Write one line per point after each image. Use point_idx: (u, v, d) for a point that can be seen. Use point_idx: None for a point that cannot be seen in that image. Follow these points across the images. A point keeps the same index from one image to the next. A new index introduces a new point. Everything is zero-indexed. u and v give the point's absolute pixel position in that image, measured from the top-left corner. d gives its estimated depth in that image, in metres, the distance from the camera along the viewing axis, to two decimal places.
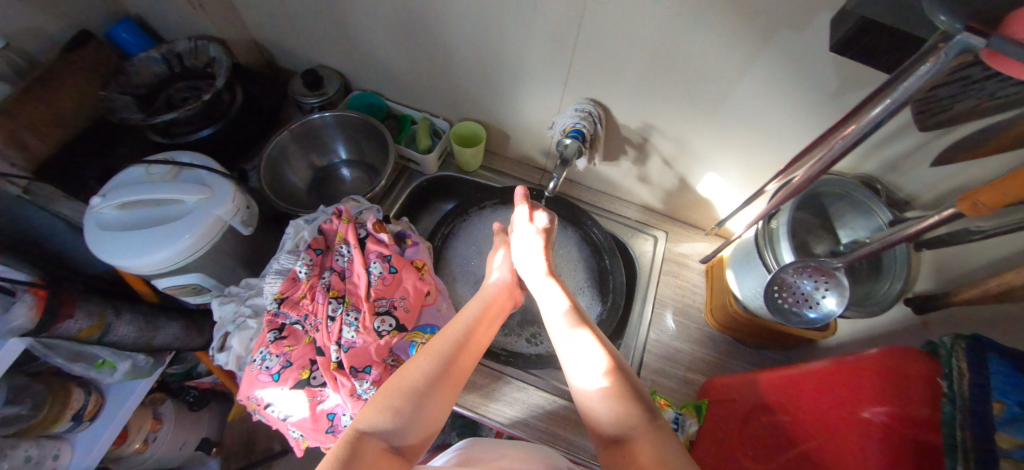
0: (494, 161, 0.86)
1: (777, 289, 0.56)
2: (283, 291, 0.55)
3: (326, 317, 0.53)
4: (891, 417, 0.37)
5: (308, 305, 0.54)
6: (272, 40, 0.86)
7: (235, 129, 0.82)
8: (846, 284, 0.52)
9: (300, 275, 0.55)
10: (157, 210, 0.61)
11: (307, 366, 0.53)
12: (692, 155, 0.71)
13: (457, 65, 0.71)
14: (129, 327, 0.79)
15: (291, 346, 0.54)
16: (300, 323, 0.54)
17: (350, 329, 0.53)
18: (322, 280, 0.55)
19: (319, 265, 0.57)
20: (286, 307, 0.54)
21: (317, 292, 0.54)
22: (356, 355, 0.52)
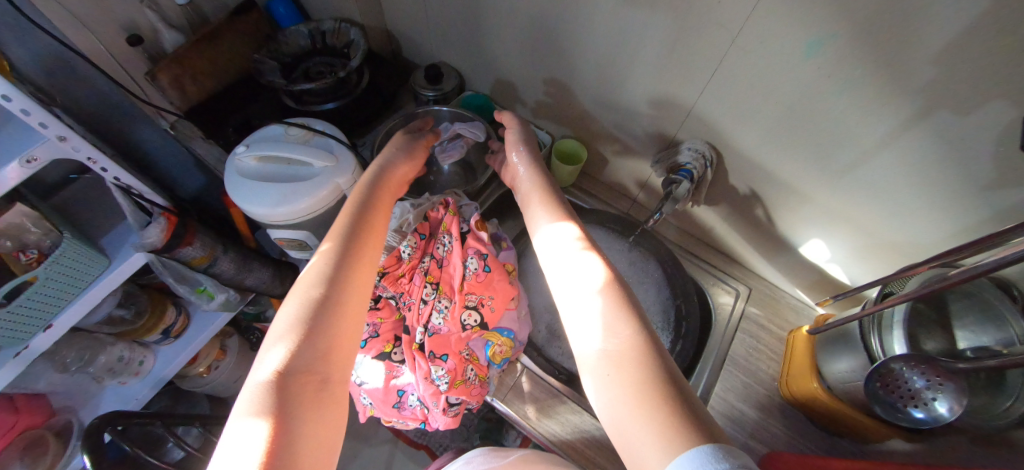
0: (585, 182, 0.87)
1: (879, 378, 0.52)
2: (385, 266, 0.58)
3: (420, 299, 0.57)
4: None
5: (405, 285, 0.58)
6: (404, 32, 0.93)
7: (356, 106, 0.89)
8: (967, 389, 0.46)
9: (404, 254, 0.58)
10: (287, 167, 0.67)
11: (391, 341, 0.57)
12: (801, 216, 0.68)
13: (576, 83, 0.73)
14: (231, 263, 0.87)
15: (382, 318, 0.57)
16: (395, 299, 0.58)
17: (439, 315, 0.57)
18: (422, 264, 0.59)
19: (421, 249, 0.60)
20: (386, 282, 0.57)
21: (415, 274, 0.58)
22: (439, 341, 0.56)
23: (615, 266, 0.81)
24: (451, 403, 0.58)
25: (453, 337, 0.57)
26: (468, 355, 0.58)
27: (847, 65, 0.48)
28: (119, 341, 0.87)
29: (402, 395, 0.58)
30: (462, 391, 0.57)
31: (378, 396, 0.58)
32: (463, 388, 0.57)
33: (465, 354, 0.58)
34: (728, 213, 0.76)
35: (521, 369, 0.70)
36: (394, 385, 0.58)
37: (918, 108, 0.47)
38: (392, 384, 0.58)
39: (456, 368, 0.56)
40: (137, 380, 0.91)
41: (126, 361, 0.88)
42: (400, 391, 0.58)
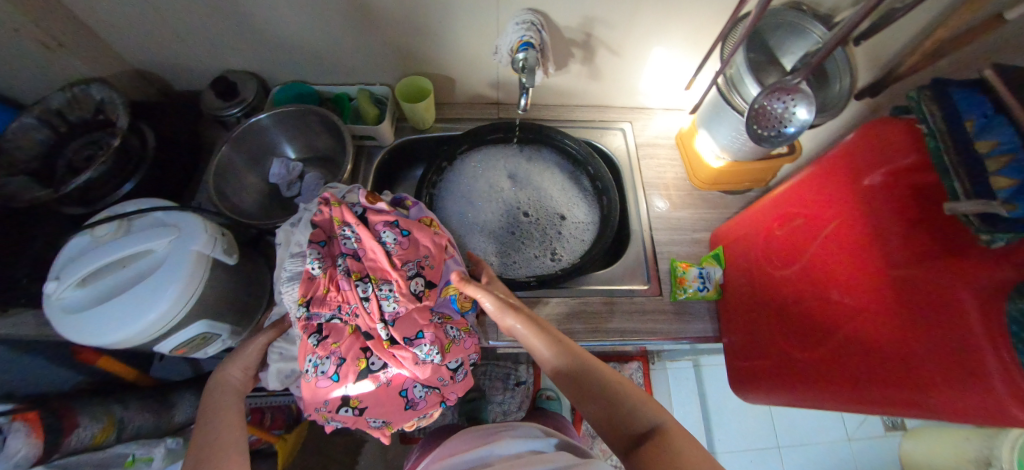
0: (447, 111, 0.83)
1: (755, 121, 0.59)
2: (305, 294, 0.52)
3: (359, 300, 0.52)
4: (888, 175, 0.45)
5: (337, 297, 0.53)
6: (157, 60, 0.75)
7: (163, 170, 0.74)
8: (811, 92, 0.55)
9: (315, 271, 0.53)
10: (125, 270, 0.55)
11: (361, 356, 0.54)
12: (636, 37, 0.71)
13: (378, 18, 0.66)
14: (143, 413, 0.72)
15: (337, 342, 0.53)
16: (337, 317, 0.54)
17: (390, 301, 0.53)
18: (340, 267, 0.53)
19: (329, 257, 0.55)
20: (316, 307, 0.52)
21: (340, 281, 0.52)
22: (403, 326, 0.53)
23: (518, 164, 0.82)
24: (451, 364, 0.59)
25: (414, 313, 0.54)
26: (440, 316, 0.58)
27: None
28: None
29: (406, 394, 0.58)
30: (455, 351, 0.58)
31: (385, 409, 0.57)
32: (456, 347, 0.58)
33: (436, 318, 0.57)
34: (580, 68, 0.78)
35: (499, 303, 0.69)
36: (393, 391, 0.57)
37: None
38: (392, 390, 0.57)
39: (433, 336, 0.55)
40: None
41: None
42: (404, 390, 0.58)
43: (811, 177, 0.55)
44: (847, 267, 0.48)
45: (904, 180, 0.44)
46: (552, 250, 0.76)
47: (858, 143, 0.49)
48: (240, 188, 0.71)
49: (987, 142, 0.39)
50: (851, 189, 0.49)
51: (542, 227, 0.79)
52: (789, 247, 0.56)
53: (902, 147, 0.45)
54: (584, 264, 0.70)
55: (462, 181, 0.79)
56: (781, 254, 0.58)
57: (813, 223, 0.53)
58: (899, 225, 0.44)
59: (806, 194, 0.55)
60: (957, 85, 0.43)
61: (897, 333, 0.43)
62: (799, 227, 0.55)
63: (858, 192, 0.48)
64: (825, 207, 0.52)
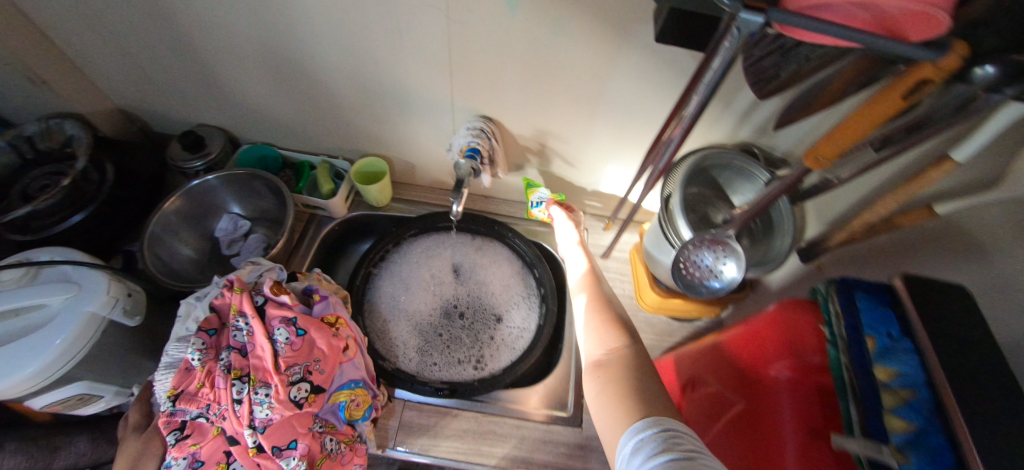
0: (405, 192, 0.84)
1: (683, 265, 0.58)
2: (176, 386, 0.49)
3: (230, 402, 0.49)
4: (795, 371, 0.43)
5: (209, 395, 0.49)
6: (138, 105, 0.79)
7: (112, 207, 0.74)
8: (739, 249, 0.54)
9: (193, 363, 0.49)
10: (15, 321, 0.52)
11: (222, 460, 0.50)
12: (590, 151, 0.73)
13: (342, 102, 0.69)
14: (15, 458, 0.66)
15: (197, 444, 0.49)
16: (204, 415, 0.50)
17: (263, 407, 0.49)
18: (221, 361, 0.51)
19: (215, 347, 0.52)
20: (183, 403, 0.48)
21: (216, 378, 0.50)
22: (275, 436, 0.50)
23: (462, 259, 0.80)
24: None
25: (291, 420, 0.51)
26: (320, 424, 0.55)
27: (542, 10, 0.51)
28: None
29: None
30: (327, 468, 0.53)
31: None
32: (328, 465, 0.53)
33: (317, 428, 0.54)
34: (537, 173, 0.79)
35: (405, 409, 0.65)
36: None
37: (616, 27, 0.52)
38: None
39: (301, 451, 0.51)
40: None
41: None
42: None
43: (731, 342, 0.53)
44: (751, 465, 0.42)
45: (809, 380, 0.42)
46: (478, 360, 0.72)
47: (774, 326, 0.47)
48: (179, 241, 0.71)
49: (884, 369, 0.35)
50: (761, 375, 0.46)
51: (474, 327, 0.75)
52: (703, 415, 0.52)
53: (812, 344, 0.44)
54: (506, 377, 0.67)
55: (401, 268, 0.77)
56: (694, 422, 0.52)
57: (730, 398, 0.49)
58: (798, 433, 0.39)
59: (727, 363, 0.51)
60: (865, 288, 0.40)
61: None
62: (717, 400, 0.50)
63: (766, 381, 0.45)
64: (740, 385, 0.48)
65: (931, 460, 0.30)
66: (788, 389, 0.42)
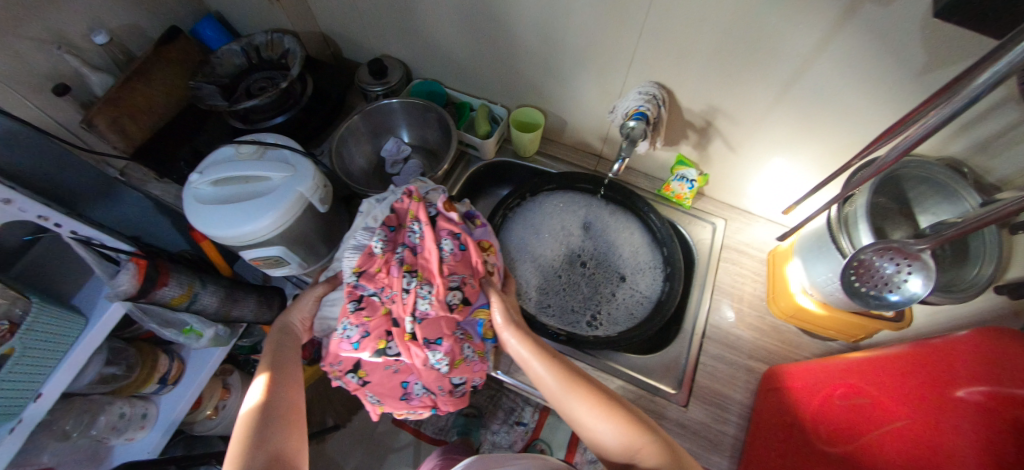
0: (550, 148, 0.87)
1: (854, 272, 0.54)
2: (361, 265, 0.57)
3: (401, 289, 0.56)
4: (988, 396, 0.37)
5: (384, 279, 0.57)
6: (337, 31, 0.91)
7: (307, 115, 0.87)
8: (933, 266, 0.47)
9: (376, 249, 0.58)
10: (245, 185, 0.66)
11: (383, 337, 0.57)
12: (757, 138, 0.68)
13: (519, 49, 0.72)
14: (212, 296, 0.84)
15: (369, 316, 0.57)
16: (377, 295, 0.58)
17: (425, 301, 0.56)
18: (398, 254, 0.58)
19: (393, 241, 0.60)
20: (364, 279, 0.57)
21: (392, 266, 0.57)
22: (428, 328, 0.56)
23: (594, 221, 0.82)
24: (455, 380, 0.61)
25: (442, 320, 0.57)
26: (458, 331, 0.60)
27: None
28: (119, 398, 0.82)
29: (407, 386, 0.62)
30: (463, 369, 0.60)
31: (384, 391, 0.61)
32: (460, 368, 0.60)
33: (459, 334, 0.60)
34: (691, 152, 0.76)
35: None
36: (397, 379, 0.62)
37: (845, 3, 0.47)
38: (396, 377, 0.62)
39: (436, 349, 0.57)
40: (144, 434, 0.85)
41: (129, 417, 0.83)
42: (405, 383, 0.62)
43: (906, 357, 0.48)
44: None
45: (1003, 409, 0.36)
46: (594, 316, 0.75)
47: (976, 350, 0.41)
48: (355, 152, 0.82)
49: None
50: (939, 396, 0.41)
51: (592, 285, 0.78)
52: (847, 419, 0.49)
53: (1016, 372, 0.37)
54: (623, 339, 0.68)
55: (534, 215, 0.81)
56: (831, 430, 0.49)
57: (882, 410, 0.45)
58: (975, 460, 0.35)
59: (892, 378, 0.47)
60: None
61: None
62: (862, 408, 0.47)
63: (945, 401, 0.40)
64: (906, 402, 0.43)
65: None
66: (973, 411, 0.37)
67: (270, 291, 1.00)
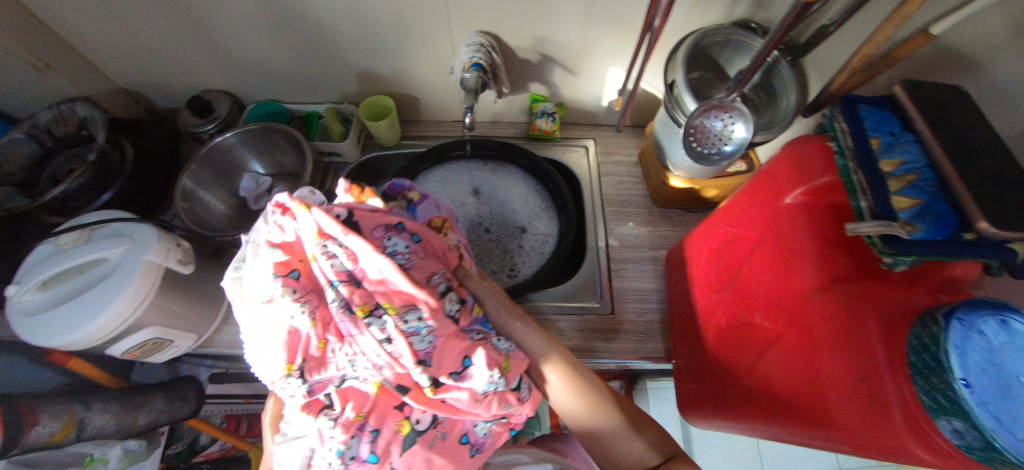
0: (414, 129, 0.86)
1: (694, 138, 0.59)
2: (291, 358, 0.38)
3: (379, 345, 0.39)
4: (808, 194, 0.44)
5: (341, 348, 0.39)
6: (138, 81, 0.80)
7: (139, 183, 0.77)
8: (746, 110, 0.54)
9: (300, 322, 0.38)
10: (81, 278, 0.58)
11: (401, 417, 0.44)
12: (588, 55, 0.72)
13: (338, 40, 0.69)
14: (105, 414, 0.73)
15: (362, 413, 0.42)
16: (352, 378, 0.42)
17: (421, 335, 0.41)
18: (335, 303, 0.39)
19: (312, 292, 0.40)
20: (314, 372, 0.39)
21: (342, 326, 0.39)
22: (445, 363, 0.43)
23: (480, 184, 0.83)
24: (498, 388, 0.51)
25: (454, 341, 0.44)
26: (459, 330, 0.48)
27: None
28: None
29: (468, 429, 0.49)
30: (514, 369, 0.49)
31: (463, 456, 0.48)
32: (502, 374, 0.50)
33: (478, 336, 0.49)
34: (540, 88, 0.80)
35: None
36: (454, 440, 0.48)
37: None
38: (454, 437, 0.48)
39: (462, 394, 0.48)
40: None
41: None
42: (464, 435, 0.49)
43: (741, 193, 0.54)
44: (771, 288, 0.47)
45: (822, 200, 0.43)
46: (510, 269, 0.77)
47: (783, 160, 0.48)
48: (208, 201, 0.75)
49: (890, 161, 0.38)
50: (774, 209, 0.47)
51: (499, 241, 0.80)
52: (727, 263, 0.55)
53: (820, 166, 0.44)
54: (540, 276, 0.71)
55: None
56: (718, 274, 0.57)
57: (742, 241, 0.52)
58: (815, 245, 0.43)
59: (735, 211, 0.54)
60: (866, 101, 0.43)
61: (805, 353, 0.41)
62: (731, 244, 0.54)
63: (779, 210, 0.47)
64: (753, 224, 0.50)
65: (939, 224, 0.34)
66: (803, 212, 0.44)
67: (182, 382, 0.90)
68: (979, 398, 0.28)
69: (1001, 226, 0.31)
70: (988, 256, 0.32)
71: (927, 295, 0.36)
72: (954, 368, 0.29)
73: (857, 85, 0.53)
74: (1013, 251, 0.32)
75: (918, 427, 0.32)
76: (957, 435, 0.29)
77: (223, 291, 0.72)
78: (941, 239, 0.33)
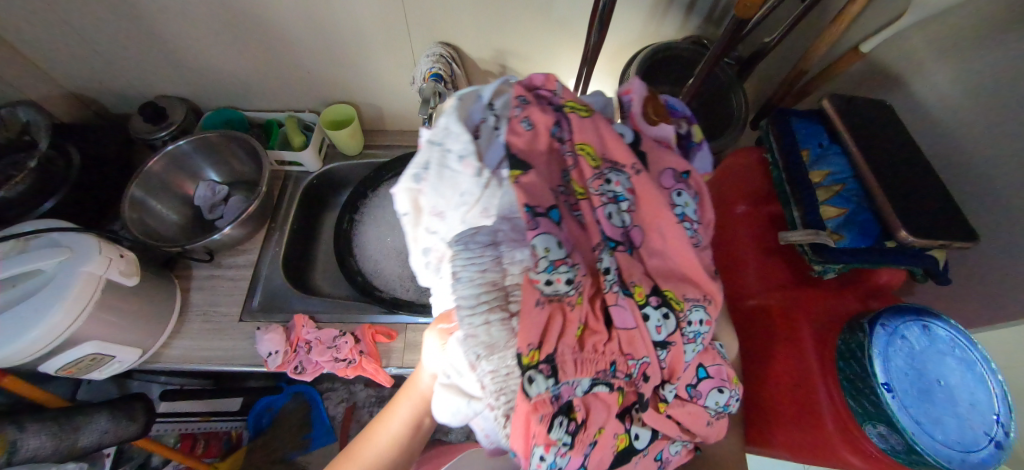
0: (378, 138, 0.86)
1: None
2: (532, 346, 0.24)
3: (654, 349, 0.29)
4: (749, 207, 0.45)
5: (607, 342, 0.28)
6: (89, 86, 0.78)
7: (85, 190, 0.74)
8: None
9: (562, 284, 0.26)
10: (9, 292, 0.54)
11: (622, 433, 0.30)
12: (549, 67, 0.73)
13: (297, 48, 0.69)
14: (41, 437, 0.68)
15: (597, 429, 0.28)
16: (605, 380, 0.28)
17: (695, 346, 0.31)
18: (608, 269, 0.29)
19: (572, 246, 0.28)
20: (579, 371, 0.26)
21: (617, 307, 0.28)
22: (683, 375, 0.32)
23: None
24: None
25: (707, 354, 0.33)
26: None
27: None
28: None
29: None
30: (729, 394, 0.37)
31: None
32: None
33: (718, 346, 0.35)
34: None
35: (407, 331, 0.69)
36: None
37: None
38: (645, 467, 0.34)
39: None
40: None
41: None
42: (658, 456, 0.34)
43: None
44: (720, 294, 0.47)
45: (762, 212, 0.44)
46: None
47: (726, 173, 0.49)
48: (160, 211, 0.72)
49: (818, 173, 0.39)
50: (719, 221, 0.48)
51: None
52: None
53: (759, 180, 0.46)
54: None
55: (382, 208, 0.80)
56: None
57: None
58: (755, 252, 0.44)
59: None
60: (798, 115, 0.44)
61: (748, 359, 0.42)
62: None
63: (724, 222, 0.48)
64: (704, 232, 0.51)
65: (862, 234, 0.35)
66: (745, 223, 0.45)
67: (130, 400, 0.85)
68: (899, 401, 0.28)
69: (918, 235, 0.32)
70: (905, 263, 0.33)
71: (857, 301, 0.37)
72: (877, 373, 0.28)
73: (796, 99, 0.55)
74: (930, 257, 0.33)
75: (849, 434, 0.32)
76: (883, 439, 0.29)
77: (172, 303, 0.69)
78: (864, 246, 0.35)
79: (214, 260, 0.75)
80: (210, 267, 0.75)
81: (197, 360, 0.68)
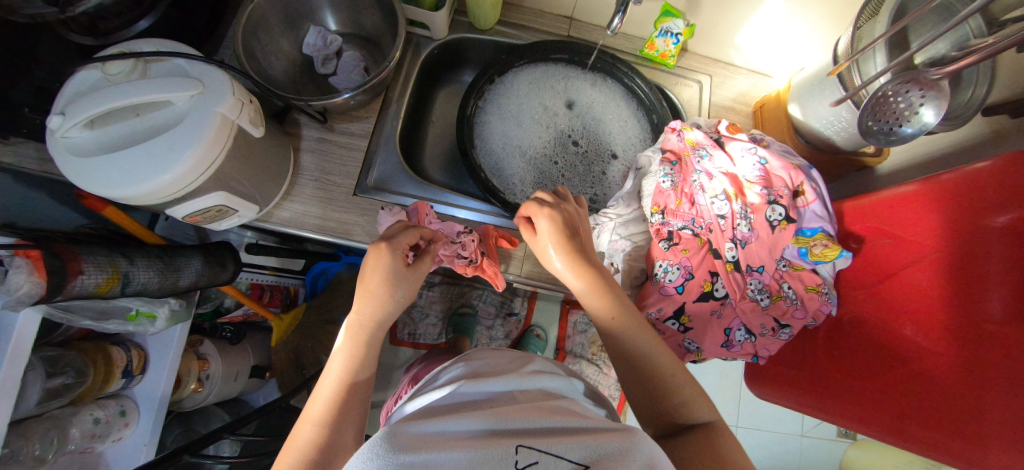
0: (512, 14, 0.75)
1: (872, 112, 0.51)
2: (703, 220, 0.52)
3: (767, 228, 0.51)
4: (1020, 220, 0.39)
5: (774, 237, 0.52)
6: None
7: (182, 13, 0.64)
8: (950, 92, 0.46)
9: (766, 198, 0.52)
10: (138, 120, 0.48)
11: (777, 291, 0.53)
12: None
13: None
14: (148, 272, 0.68)
15: (788, 282, 0.53)
16: (768, 263, 0.52)
17: (746, 223, 0.52)
18: (780, 209, 0.51)
19: (766, 187, 0.52)
20: (750, 251, 0.52)
21: (761, 215, 0.52)
22: (807, 275, 0.53)
23: (575, 97, 0.76)
24: (669, 322, 0.53)
25: (777, 246, 0.52)
26: (681, 247, 0.51)
27: None
28: (84, 406, 0.74)
29: (729, 333, 0.53)
30: (815, 299, 0.53)
31: (706, 339, 0.53)
32: (671, 296, 0.52)
33: (782, 265, 0.53)
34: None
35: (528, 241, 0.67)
36: (754, 331, 0.53)
37: None
38: (776, 335, 0.54)
39: (721, 312, 0.53)
40: (134, 429, 0.81)
41: (107, 420, 0.76)
42: (755, 337, 0.54)
43: (910, 196, 0.49)
44: (942, 310, 0.44)
45: None
46: (594, 198, 0.74)
47: (994, 173, 0.41)
48: (272, 50, 0.64)
49: None
50: (970, 227, 0.43)
51: (585, 168, 0.75)
52: (878, 265, 0.51)
53: None
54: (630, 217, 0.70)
55: (505, 106, 0.74)
56: (850, 273, 0.55)
57: (909, 247, 0.48)
58: (1006, 277, 0.39)
59: (904, 211, 0.49)
60: None
61: (957, 379, 0.41)
62: (885, 249, 0.50)
63: (977, 228, 0.42)
64: (931, 233, 0.46)
65: None
66: (1004, 239, 0.40)
67: (216, 247, 0.85)
68: None
69: None
70: None
71: None
72: None
73: None
74: None
75: None
76: None
77: (287, 164, 0.64)
78: None
79: (326, 123, 0.68)
80: (321, 130, 0.68)
81: (308, 227, 0.66)
